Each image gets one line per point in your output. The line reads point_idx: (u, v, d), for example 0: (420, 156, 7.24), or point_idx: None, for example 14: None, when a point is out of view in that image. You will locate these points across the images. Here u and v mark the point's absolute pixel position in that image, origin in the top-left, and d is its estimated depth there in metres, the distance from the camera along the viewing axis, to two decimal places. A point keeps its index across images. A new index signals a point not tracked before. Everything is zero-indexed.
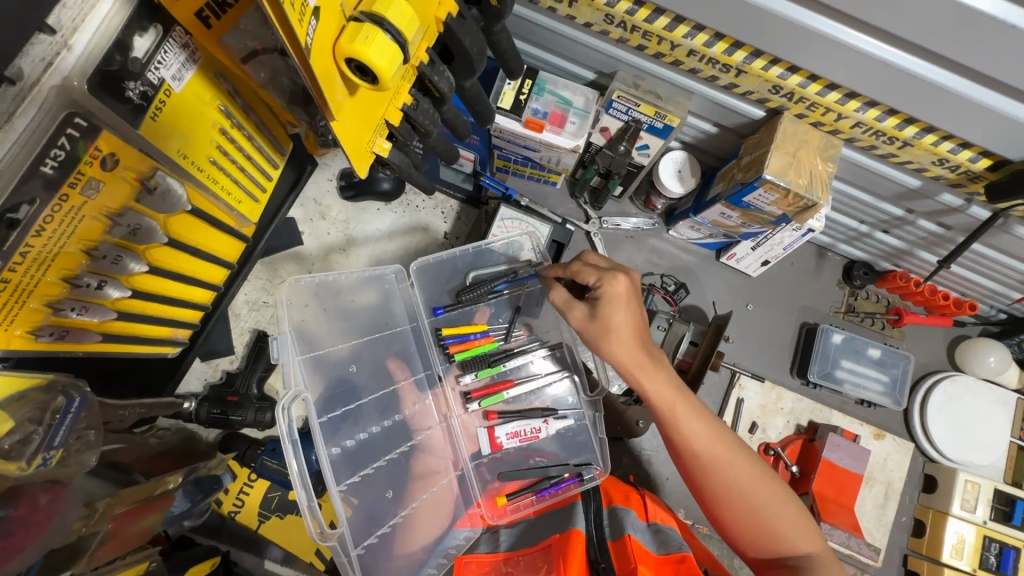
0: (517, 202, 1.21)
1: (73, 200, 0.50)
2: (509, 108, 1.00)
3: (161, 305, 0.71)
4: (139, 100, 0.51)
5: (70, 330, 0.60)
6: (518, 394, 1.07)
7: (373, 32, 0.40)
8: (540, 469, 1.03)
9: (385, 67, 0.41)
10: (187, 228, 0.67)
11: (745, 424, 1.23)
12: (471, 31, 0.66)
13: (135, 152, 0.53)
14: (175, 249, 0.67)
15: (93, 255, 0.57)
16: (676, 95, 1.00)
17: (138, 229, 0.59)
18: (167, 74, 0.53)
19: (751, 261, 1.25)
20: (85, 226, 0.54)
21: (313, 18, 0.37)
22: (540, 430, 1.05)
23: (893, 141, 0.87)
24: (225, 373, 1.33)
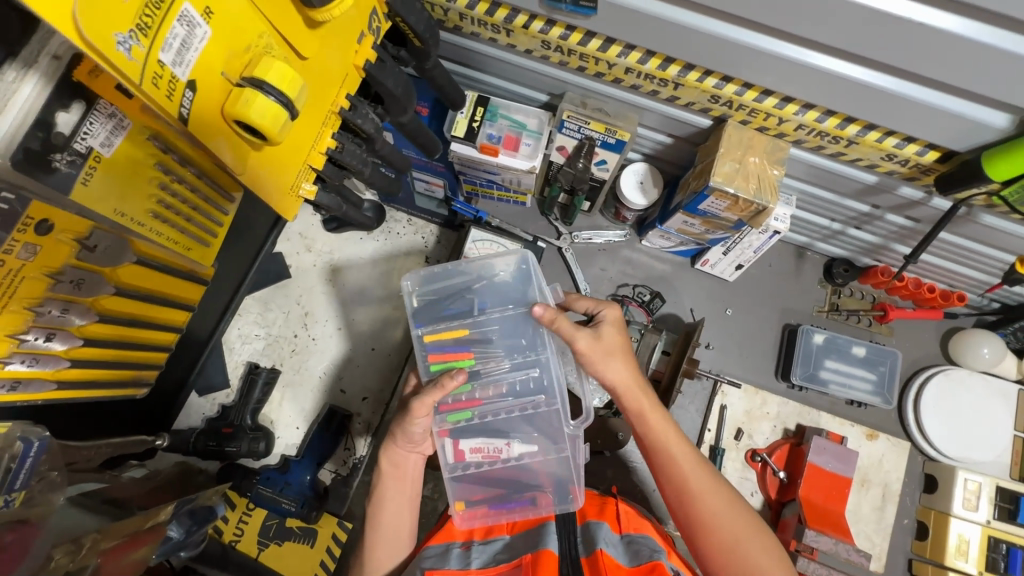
0: (488, 223, 1.25)
1: (11, 264, 0.55)
2: (462, 136, 1.03)
3: (119, 350, 0.76)
4: (66, 168, 0.56)
5: (23, 381, 0.64)
6: (492, 421, 0.96)
7: (253, 95, 0.46)
8: (514, 482, 0.98)
9: (266, 123, 0.47)
10: (140, 277, 0.73)
11: (729, 431, 1.22)
12: (393, 73, 0.70)
13: (71, 216, 0.59)
14: (127, 298, 0.72)
15: (37, 312, 0.61)
16: (625, 111, 1.02)
17: (82, 283, 0.65)
18: (95, 142, 0.57)
19: (725, 265, 1.25)
20: (27, 285, 0.58)
21: (190, 90, 0.45)
22: (506, 459, 0.96)
23: (838, 140, 0.87)
24: (221, 406, 1.38)
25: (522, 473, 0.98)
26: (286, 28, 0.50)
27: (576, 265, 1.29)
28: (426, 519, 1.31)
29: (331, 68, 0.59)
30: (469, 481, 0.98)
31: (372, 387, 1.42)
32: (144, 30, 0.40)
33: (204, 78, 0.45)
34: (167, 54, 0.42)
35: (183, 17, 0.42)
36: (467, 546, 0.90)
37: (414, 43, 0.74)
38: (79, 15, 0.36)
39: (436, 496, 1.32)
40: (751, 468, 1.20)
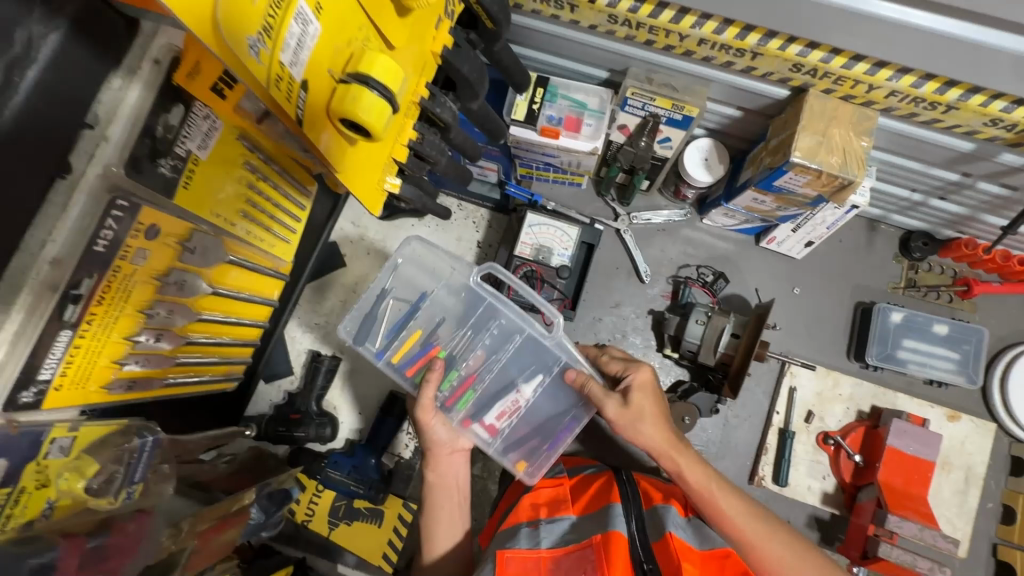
0: (544, 206, 1.23)
1: (126, 269, 0.57)
2: (523, 119, 1.01)
3: (215, 347, 0.79)
4: (171, 172, 0.58)
5: (137, 380, 0.67)
6: (490, 373, 0.95)
7: (360, 92, 0.45)
8: (545, 424, 0.96)
9: (373, 121, 0.46)
10: (231, 276, 0.75)
11: (799, 414, 1.18)
12: (468, 59, 0.68)
13: (174, 220, 0.60)
14: (221, 297, 0.75)
15: (149, 314, 0.63)
16: (693, 85, 0.98)
17: (183, 284, 0.66)
18: (192, 145, 0.60)
19: (794, 243, 1.20)
20: (139, 289, 0.60)
21: (302, 91, 0.44)
22: (518, 399, 0.92)
23: (935, 106, 0.81)
24: (287, 393, 1.43)
25: (541, 407, 0.95)
26: (380, 19, 0.49)
27: (635, 246, 1.26)
28: (481, 500, 1.33)
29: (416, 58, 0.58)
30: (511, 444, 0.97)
31: None
32: (268, 32, 0.39)
33: (314, 77, 0.45)
34: (285, 54, 0.41)
35: (298, 15, 0.41)
36: (535, 525, 0.88)
37: (486, 25, 0.72)
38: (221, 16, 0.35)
39: (487, 477, 1.34)
40: (823, 451, 1.17)
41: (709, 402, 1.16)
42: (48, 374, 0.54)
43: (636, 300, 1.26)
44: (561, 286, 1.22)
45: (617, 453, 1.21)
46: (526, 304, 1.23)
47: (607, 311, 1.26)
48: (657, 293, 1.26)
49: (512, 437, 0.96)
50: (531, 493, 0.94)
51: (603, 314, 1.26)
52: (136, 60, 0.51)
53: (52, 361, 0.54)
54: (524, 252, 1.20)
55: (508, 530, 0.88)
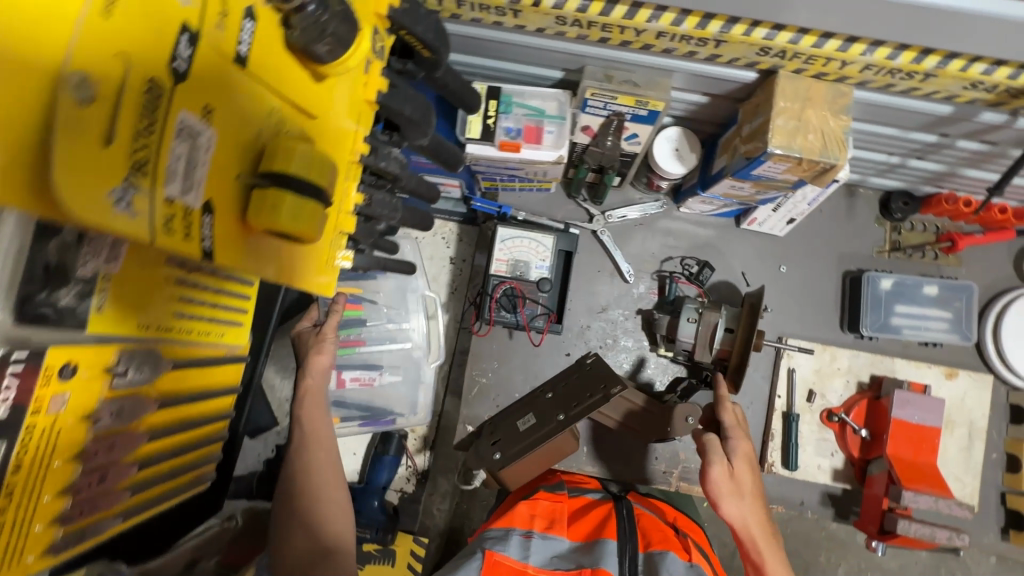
0: (513, 218, 1.17)
1: (41, 422, 0.43)
2: (479, 136, 0.93)
3: (174, 459, 0.63)
4: (74, 302, 0.43)
5: (87, 528, 0.51)
6: (370, 355, 1.33)
7: (279, 195, 0.40)
8: (369, 407, 1.33)
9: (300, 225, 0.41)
10: (179, 380, 0.59)
11: (801, 394, 1.16)
12: (408, 98, 0.60)
13: (91, 347, 0.46)
14: (172, 406, 0.59)
15: (84, 459, 0.48)
16: (654, 77, 0.91)
17: (123, 412, 0.52)
18: (98, 260, 0.44)
19: (775, 221, 1.16)
20: (64, 435, 0.46)
21: (206, 212, 0.38)
22: (376, 379, 1.33)
23: (912, 76, 0.76)
24: (276, 446, 1.37)
25: (382, 396, 1.33)
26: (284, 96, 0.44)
27: (614, 246, 1.21)
28: None
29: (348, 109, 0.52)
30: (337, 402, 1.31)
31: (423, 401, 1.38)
32: (143, 168, 0.33)
33: (218, 191, 0.39)
34: (173, 184, 0.35)
35: (180, 131, 0.35)
36: (528, 534, 0.86)
37: (423, 54, 0.63)
38: (58, 175, 0.28)
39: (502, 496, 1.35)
40: (829, 428, 1.15)
41: (709, 398, 1.13)
42: None
43: (622, 302, 1.21)
44: (545, 300, 1.17)
45: (624, 461, 1.18)
46: (510, 323, 1.17)
47: (595, 318, 1.21)
48: (642, 291, 1.21)
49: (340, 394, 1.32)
50: (529, 504, 0.92)
51: (591, 321, 1.21)
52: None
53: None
54: (500, 269, 1.14)
55: (501, 532, 0.86)
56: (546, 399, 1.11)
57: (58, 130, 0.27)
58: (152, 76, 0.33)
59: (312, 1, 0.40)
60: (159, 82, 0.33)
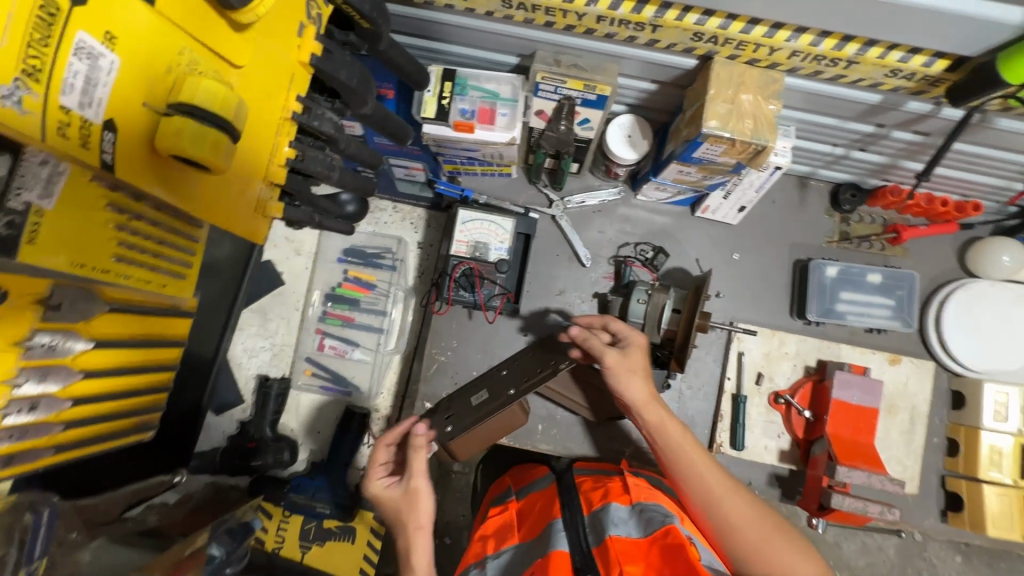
0: (475, 202, 1.21)
1: None
2: (434, 117, 0.97)
3: (109, 400, 0.75)
4: (5, 230, 0.48)
5: (27, 429, 0.63)
6: (353, 332, 1.43)
7: (183, 123, 0.47)
8: (336, 376, 1.41)
9: (203, 156, 0.48)
10: (116, 325, 0.72)
11: (750, 377, 1.20)
12: (344, 63, 0.64)
13: (21, 277, 0.56)
14: (106, 349, 0.71)
15: (16, 383, 0.59)
16: (602, 62, 0.95)
17: (55, 345, 0.63)
18: (31, 195, 0.49)
19: (727, 209, 1.20)
20: None
21: (108, 131, 0.45)
22: (349, 354, 1.42)
23: (836, 62, 0.81)
24: (239, 422, 1.38)
25: (350, 371, 1.42)
26: (196, 38, 0.49)
27: (572, 231, 1.24)
28: (464, 495, 1.42)
29: (276, 62, 0.57)
30: (315, 362, 1.42)
31: (390, 383, 1.42)
32: (33, 75, 0.39)
33: (119, 113, 0.46)
34: (69, 95, 0.42)
35: (79, 49, 0.41)
36: (482, 565, 0.81)
37: (362, 25, 0.68)
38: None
39: (469, 472, 1.42)
40: (776, 410, 1.19)
41: (660, 378, 1.15)
42: None
43: (580, 285, 1.24)
44: (502, 281, 1.19)
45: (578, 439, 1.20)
46: (468, 302, 1.19)
47: (552, 300, 1.24)
48: (599, 275, 1.25)
49: (320, 358, 1.42)
50: (478, 528, 0.90)
51: (549, 303, 1.23)
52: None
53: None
54: (460, 250, 1.17)
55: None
56: (500, 376, 1.13)
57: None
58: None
59: None
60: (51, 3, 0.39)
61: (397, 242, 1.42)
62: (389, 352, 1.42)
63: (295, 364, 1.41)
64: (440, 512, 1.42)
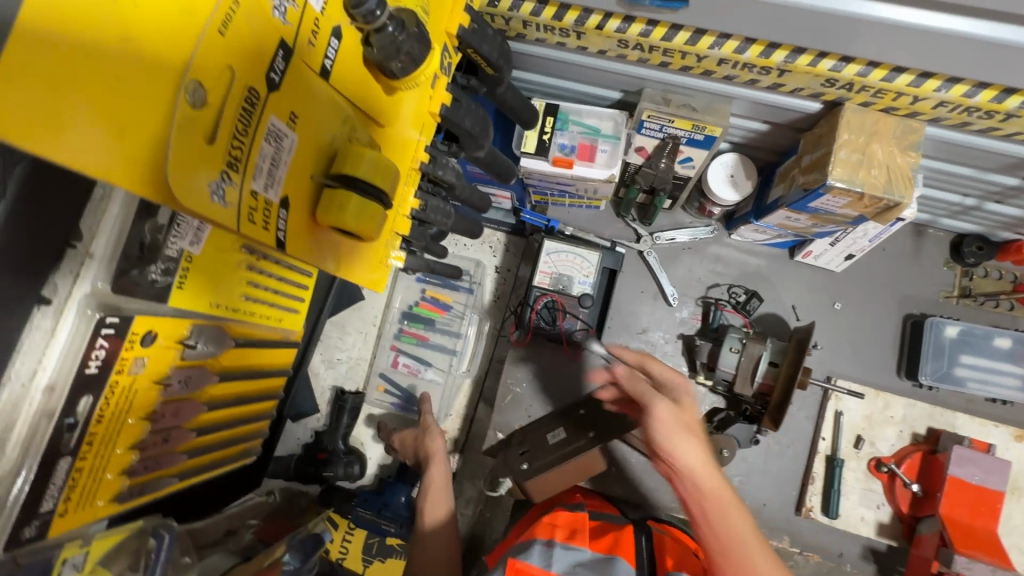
0: (561, 232, 1.18)
1: (124, 380, 0.49)
2: (534, 151, 0.96)
3: (230, 425, 0.68)
4: (162, 277, 0.50)
5: (150, 484, 0.58)
6: (427, 351, 1.43)
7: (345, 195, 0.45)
8: (407, 394, 1.42)
9: (361, 225, 0.46)
10: (239, 356, 0.65)
11: (848, 440, 1.11)
12: (470, 112, 0.63)
13: (168, 319, 0.52)
14: (232, 381, 0.65)
15: (153, 418, 0.54)
16: (714, 102, 0.91)
17: (188, 381, 0.58)
18: (183, 243, 0.51)
19: (833, 256, 1.11)
20: (141, 398, 0.51)
21: (282, 207, 0.44)
22: (421, 373, 1.42)
23: (991, 115, 0.72)
24: (314, 431, 1.42)
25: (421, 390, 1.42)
26: (355, 104, 0.49)
27: (660, 268, 1.20)
28: None
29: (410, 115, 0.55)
30: (388, 378, 1.43)
31: (458, 405, 1.41)
32: (236, 166, 0.38)
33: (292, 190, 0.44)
34: (258, 178, 0.41)
35: (269, 133, 0.41)
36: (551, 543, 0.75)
37: (486, 71, 0.67)
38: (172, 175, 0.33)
39: None
40: (875, 478, 1.09)
41: (747, 433, 1.09)
42: (52, 505, 0.46)
43: (664, 325, 1.19)
44: (585, 316, 1.14)
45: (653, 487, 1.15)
46: (549, 334, 1.17)
47: (634, 338, 1.20)
48: (686, 317, 1.19)
49: (394, 375, 1.43)
50: (552, 514, 0.83)
51: (630, 341, 1.20)
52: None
53: (57, 490, 0.46)
54: (544, 282, 1.14)
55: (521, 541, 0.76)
56: (578, 415, 1.09)
57: (187, 139, 0.34)
58: (248, 87, 0.38)
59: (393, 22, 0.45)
60: (255, 94, 0.39)
61: (476, 264, 1.42)
62: (461, 374, 1.41)
63: (370, 379, 1.44)
64: (490, 529, 1.36)
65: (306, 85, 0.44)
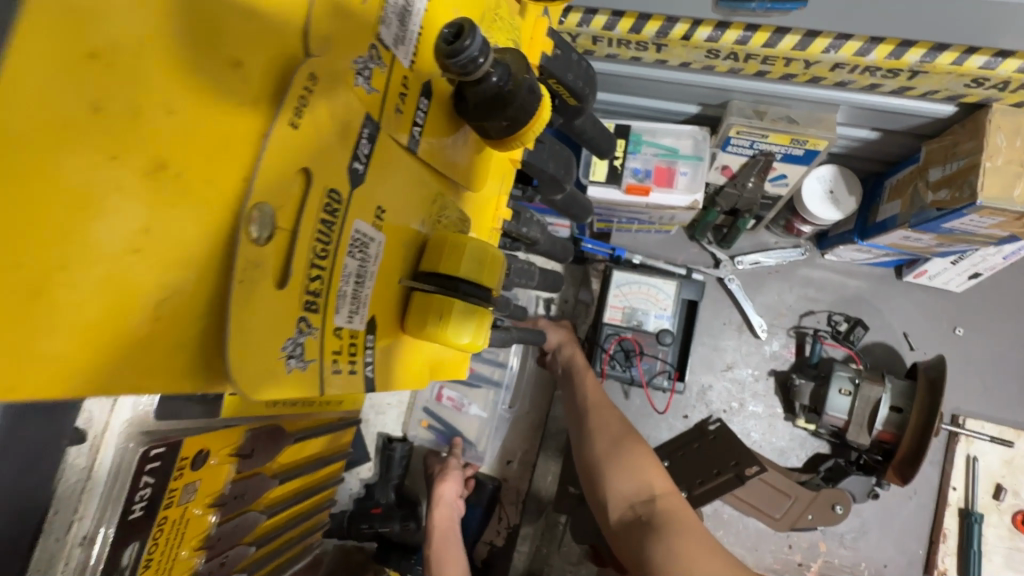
0: (629, 261, 1.05)
1: (173, 514, 0.41)
2: (604, 180, 0.86)
3: (297, 506, 0.60)
4: None
5: None
6: (472, 381, 1.16)
7: (447, 304, 0.30)
8: (453, 431, 1.16)
9: (473, 341, 0.31)
10: (298, 452, 0.57)
11: (985, 490, 0.94)
12: (553, 152, 0.53)
13: (219, 432, 0.43)
14: (293, 479, 0.57)
15: (207, 547, 0.45)
16: (815, 112, 0.78)
17: (245, 494, 0.48)
18: None
19: (954, 276, 0.96)
20: (192, 526, 0.43)
21: (370, 334, 0.27)
22: (467, 408, 1.15)
23: None
24: (365, 483, 1.17)
25: (468, 427, 1.16)
26: (452, 177, 0.34)
27: (744, 296, 1.07)
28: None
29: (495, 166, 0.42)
30: (431, 413, 1.18)
31: (515, 447, 1.18)
32: (316, 306, 0.22)
33: (379, 305, 0.27)
34: (341, 311, 0.24)
35: (356, 243, 0.24)
36: None
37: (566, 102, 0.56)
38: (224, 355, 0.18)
39: None
40: None
41: (863, 486, 0.95)
42: None
43: (752, 360, 1.06)
44: (665, 355, 1.02)
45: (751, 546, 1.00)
46: (623, 379, 1.04)
47: (717, 376, 1.07)
48: (777, 350, 1.06)
49: (437, 411, 1.18)
50: None
51: (714, 379, 1.07)
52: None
53: None
54: (614, 318, 1.02)
55: None
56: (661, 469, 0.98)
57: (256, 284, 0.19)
58: (331, 186, 0.22)
59: (504, 53, 0.32)
60: (339, 194, 0.22)
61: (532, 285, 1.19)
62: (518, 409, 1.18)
63: (412, 416, 1.19)
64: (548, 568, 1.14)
65: (399, 168, 0.28)
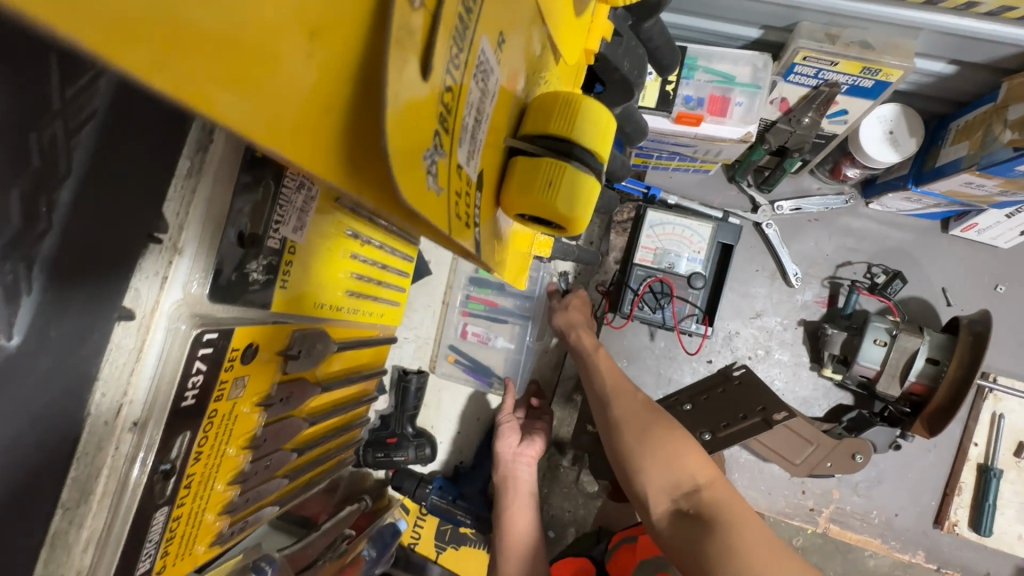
0: (665, 201, 1.01)
1: (223, 407, 0.40)
2: (654, 105, 0.79)
3: (336, 420, 0.59)
4: (264, 276, 0.40)
5: (250, 517, 0.48)
6: (498, 316, 1.16)
7: (558, 170, 0.27)
8: (480, 365, 1.16)
9: (579, 216, 0.29)
10: (339, 363, 0.56)
11: (1007, 446, 0.94)
12: (630, 48, 0.48)
13: (270, 327, 0.42)
14: (332, 392, 0.56)
15: (255, 447, 0.44)
16: (893, 38, 0.72)
17: (291, 398, 0.48)
18: (287, 230, 0.42)
19: (1004, 231, 0.92)
20: (241, 424, 0.42)
21: (478, 189, 0.25)
22: (494, 342, 1.16)
23: None
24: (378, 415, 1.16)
25: (496, 360, 1.16)
26: (546, 31, 0.31)
27: (781, 243, 1.03)
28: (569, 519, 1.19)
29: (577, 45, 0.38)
30: (457, 349, 1.17)
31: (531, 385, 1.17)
32: (445, 126, 0.20)
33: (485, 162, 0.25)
34: (463, 147, 0.22)
35: (478, 68, 0.22)
36: None
37: None
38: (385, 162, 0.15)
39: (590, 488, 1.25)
40: None
41: (886, 437, 0.95)
42: (149, 564, 0.38)
43: (782, 309, 1.04)
44: (696, 298, 1.00)
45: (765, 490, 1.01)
46: (653, 321, 1.01)
47: (745, 324, 1.05)
48: (809, 299, 1.03)
49: (463, 346, 1.17)
50: None
51: (742, 326, 1.05)
52: (205, 135, 0.32)
53: (149, 552, 0.38)
54: (646, 259, 0.99)
55: None
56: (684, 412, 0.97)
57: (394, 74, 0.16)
58: None
59: None
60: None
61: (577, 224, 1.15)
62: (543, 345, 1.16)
63: (431, 350, 1.18)
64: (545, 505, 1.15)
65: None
